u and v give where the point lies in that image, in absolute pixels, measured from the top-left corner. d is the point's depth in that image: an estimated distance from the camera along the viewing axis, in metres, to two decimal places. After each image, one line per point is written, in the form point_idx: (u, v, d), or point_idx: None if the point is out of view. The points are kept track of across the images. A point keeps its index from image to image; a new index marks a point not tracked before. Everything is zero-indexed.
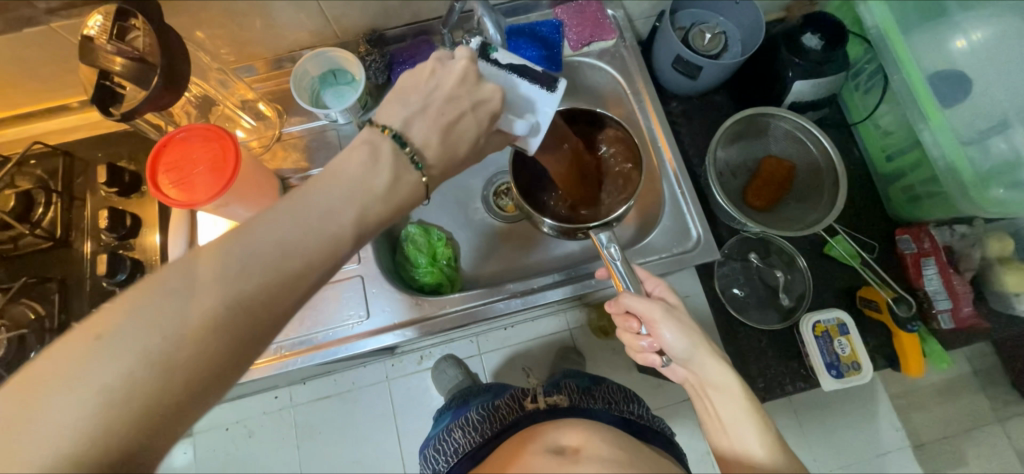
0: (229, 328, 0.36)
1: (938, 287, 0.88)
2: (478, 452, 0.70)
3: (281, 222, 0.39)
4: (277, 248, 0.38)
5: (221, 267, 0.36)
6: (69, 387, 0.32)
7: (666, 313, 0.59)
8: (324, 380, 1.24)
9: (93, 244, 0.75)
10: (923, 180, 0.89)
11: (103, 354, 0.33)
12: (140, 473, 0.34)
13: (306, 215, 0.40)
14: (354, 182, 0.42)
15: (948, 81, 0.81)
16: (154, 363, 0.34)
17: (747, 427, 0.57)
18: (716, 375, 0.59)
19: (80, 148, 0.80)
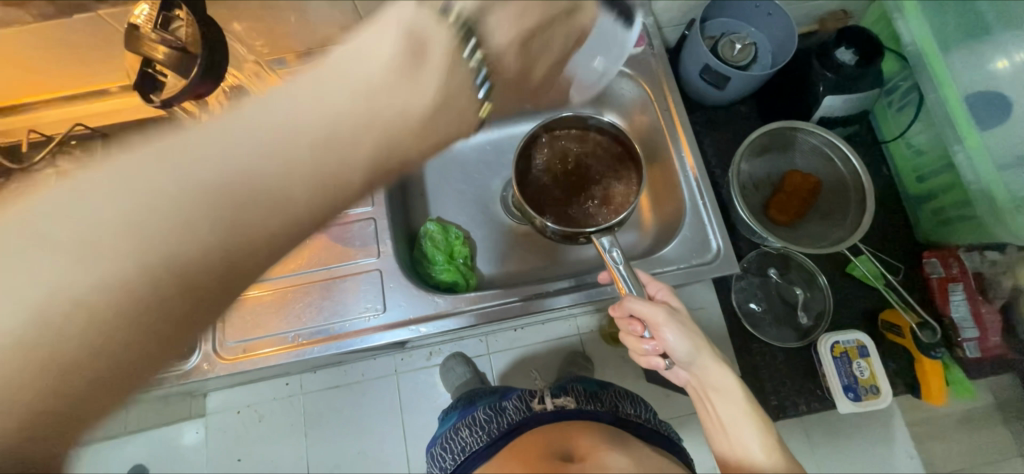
0: (243, 247, 0.27)
1: (965, 314, 0.83)
2: (486, 452, 0.69)
3: (310, 118, 0.27)
4: (305, 157, 0.27)
5: (205, 167, 0.25)
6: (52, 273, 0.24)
7: (672, 317, 0.59)
8: (334, 369, 1.25)
9: None
10: (955, 202, 0.87)
11: (92, 237, 0.24)
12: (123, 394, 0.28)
13: (318, 106, 0.27)
14: (397, 92, 0.29)
15: (987, 102, 0.79)
16: (155, 271, 0.25)
17: (748, 430, 0.59)
18: (719, 379, 0.60)
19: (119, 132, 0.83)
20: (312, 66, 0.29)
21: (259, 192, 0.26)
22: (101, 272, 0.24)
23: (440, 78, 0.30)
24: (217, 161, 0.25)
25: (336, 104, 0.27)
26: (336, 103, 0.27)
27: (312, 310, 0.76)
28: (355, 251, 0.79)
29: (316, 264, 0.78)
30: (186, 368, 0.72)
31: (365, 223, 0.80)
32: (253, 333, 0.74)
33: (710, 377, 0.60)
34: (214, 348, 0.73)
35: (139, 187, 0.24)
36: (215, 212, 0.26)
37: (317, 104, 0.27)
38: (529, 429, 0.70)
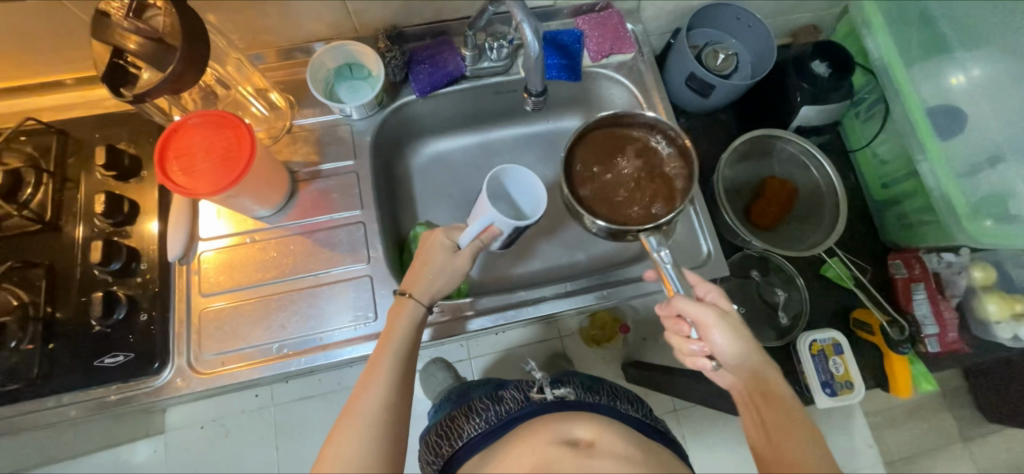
0: (398, 416, 0.56)
1: (927, 312, 0.91)
2: (484, 438, 0.69)
3: (389, 359, 0.59)
4: (399, 374, 0.58)
5: (362, 407, 0.54)
6: None
7: (721, 321, 0.57)
8: (307, 379, 1.20)
9: (86, 229, 0.71)
10: (918, 207, 0.92)
11: (345, 442, 0.52)
12: None
13: (395, 351, 0.60)
14: (412, 328, 0.62)
15: (947, 116, 0.86)
16: (376, 449, 0.52)
17: (792, 441, 0.53)
18: (768, 383, 0.57)
19: (74, 127, 0.75)
20: (378, 344, 0.61)
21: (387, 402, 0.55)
22: (356, 459, 0.51)
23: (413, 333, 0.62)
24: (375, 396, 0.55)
25: (403, 349, 0.60)
26: (402, 348, 0.60)
27: (300, 315, 0.72)
28: (343, 256, 0.75)
29: (303, 269, 0.74)
30: (158, 384, 0.67)
31: (354, 227, 0.77)
32: (233, 344, 0.70)
33: (760, 379, 0.57)
34: (189, 361, 0.69)
35: (354, 427, 0.53)
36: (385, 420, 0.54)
37: (394, 352, 0.59)
38: (529, 417, 0.68)
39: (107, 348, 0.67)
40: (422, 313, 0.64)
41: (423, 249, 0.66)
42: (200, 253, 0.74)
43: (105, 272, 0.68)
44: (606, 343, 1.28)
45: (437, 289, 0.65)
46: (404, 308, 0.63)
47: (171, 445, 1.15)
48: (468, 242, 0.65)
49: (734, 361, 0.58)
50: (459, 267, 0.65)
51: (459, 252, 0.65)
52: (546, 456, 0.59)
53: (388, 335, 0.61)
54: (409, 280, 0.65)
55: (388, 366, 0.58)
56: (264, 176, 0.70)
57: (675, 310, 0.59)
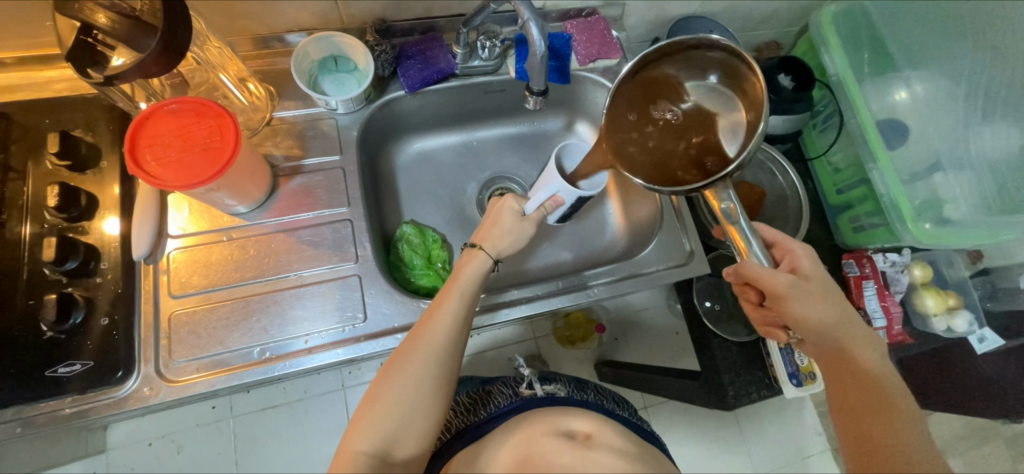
0: (455, 349, 0.62)
1: (876, 307, 0.97)
2: (472, 430, 0.66)
3: (456, 300, 0.64)
4: (462, 315, 0.64)
5: (425, 336, 0.61)
6: (392, 403, 0.57)
7: (798, 293, 0.57)
8: (270, 388, 1.13)
9: (34, 226, 0.64)
10: (868, 211, 1.00)
11: (406, 360, 0.60)
12: (417, 430, 0.58)
13: (459, 293, 0.65)
14: (477, 276, 0.67)
15: (893, 128, 0.95)
16: (431, 372, 0.60)
17: (891, 425, 0.51)
18: (864, 359, 0.56)
19: (18, 111, 0.67)
20: (448, 284, 0.67)
21: (439, 343, 0.61)
22: (413, 376, 0.59)
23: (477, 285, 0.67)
24: (435, 340, 0.61)
25: (466, 294, 0.66)
26: (466, 294, 0.66)
27: (284, 316, 0.68)
28: (329, 255, 0.72)
29: (285, 268, 0.70)
30: (121, 395, 0.62)
31: (340, 225, 0.74)
32: (207, 349, 0.65)
33: (855, 357, 0.56)
34: (157, 369, 0.63)
35: (413, 362, 0.60)
36: (438, 362, 0.60)
37: (458, 294, 0.65)
38: (518, 411, 0.67)
39: (61, 356, 0.60)
40: (487, 266, 0.69)
41: (492, 210, 0.73)
42: (168, 252, 0.68)
43: (58, 272, 0.62)
44: (580, 343, 1.30)
45: (503, 248, 0.71)
46: (473, 259, 0.68)
47: (113, 465, 1.04)
48: (533, 208, 0.72)
49: (820, 336, 0.57)
50: (526, 230, 0.73)
51: (525, 218, 0.72)
52: (543, 448, 0.58)
53: (453, 283, 0.66)
54: (479, 234, 0.72)
55: (450, 315, 0.63)
56: (248, 170, 0.66)
57: (742, 275, 0.59)
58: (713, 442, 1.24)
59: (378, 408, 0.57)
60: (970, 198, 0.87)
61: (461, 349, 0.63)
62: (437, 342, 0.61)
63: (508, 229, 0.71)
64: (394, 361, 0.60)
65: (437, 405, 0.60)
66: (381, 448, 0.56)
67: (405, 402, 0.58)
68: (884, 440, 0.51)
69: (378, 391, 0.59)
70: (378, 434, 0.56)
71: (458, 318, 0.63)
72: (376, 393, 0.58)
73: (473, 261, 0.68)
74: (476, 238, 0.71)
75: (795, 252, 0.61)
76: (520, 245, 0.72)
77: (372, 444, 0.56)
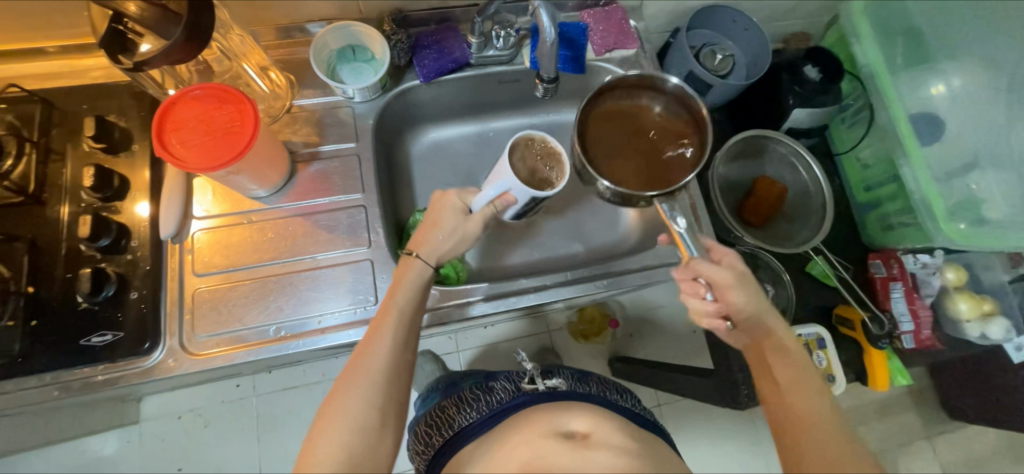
0: (401, 365, 0.59)
1: (903, 310, 0.95)
2: (472, 429, 0.68)
3: (397, 312, 0.61)
4: (405, 326, 0.61)
5: (371, 350, 0.58)
6: (339, 431, 0.53)
7: (739, 281, 0.57)
8: (292, 370, 1.18)
9: (72, 206, 0.68)
10: (898, 210, 0.97)
11: (352, 380, 0.56)
12: (375, 454, 0.54)
13: (404, 302, 0.62)
14: (416, 284, 0.64)
15: (926, 122, 0.91)
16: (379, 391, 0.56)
17: (802, 393, 0.56)
18: (787, 342, 0.59)
19: (60, 97, 0.72)
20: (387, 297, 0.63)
21: (378, 367, 0.57)
22: (360, 395, 0.55)
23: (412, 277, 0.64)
24: (377, 357, 0.57)
25: (411, 304, 0.62)
26: (410, 304, 0.62)
27: (298, 298, 0.71)
28: (343, 240, 0.74)
29: (300, 250, 0.73)
30: (148, 365, 0.65)
31: (355, 211, 0.76)
32: (227, 325, 0.68)
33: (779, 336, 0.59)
34: (181, 342, 0.67)
35: (349, 394, 0.55)
36: (376, 388, 0.56)
37: (405, 302, 0.62)
38: (518, 409, 0.67)
39: (94, 327, 0.64)
40: (427, 279, 0.65)
41: (435, 205, 0.68)
42: (193, 233, 0.72)
43: (93, 248, 0.66)
44: (594, 337, 1.29)
45: (444, 252, 0.66)
46: (409, 276, 0.64)
47: (146, 436, 1.11)
48: (480, 205, 0.67)
49: (754, 323, 0.59)
50: (470, 229, 0.67)
51: (470, 215, 0.68)
52: (540, 449, 0.58)
53: (390, 298, 0.63)
54: (417, 240, 0.67)
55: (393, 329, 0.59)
56: (267, 155, 0.69)
57: (695, 270, 0.58)
58: (728, 443, 1.22)
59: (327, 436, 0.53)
60: (1011, 199, 0.83)
61: (408, 367, 0.60)
62: (375, 366, 0.57)
63: (441, 221, 0.67)
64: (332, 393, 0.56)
65: (392, 425, 0.56)
66: None
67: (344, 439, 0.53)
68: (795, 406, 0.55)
69: (323, 420, 0.54)
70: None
71: (395, 335, 0.59)
72: (321, 423, 0.54)
73: (409, 274, 0.64)
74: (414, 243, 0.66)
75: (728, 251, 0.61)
76: (463, 245, 0.67)
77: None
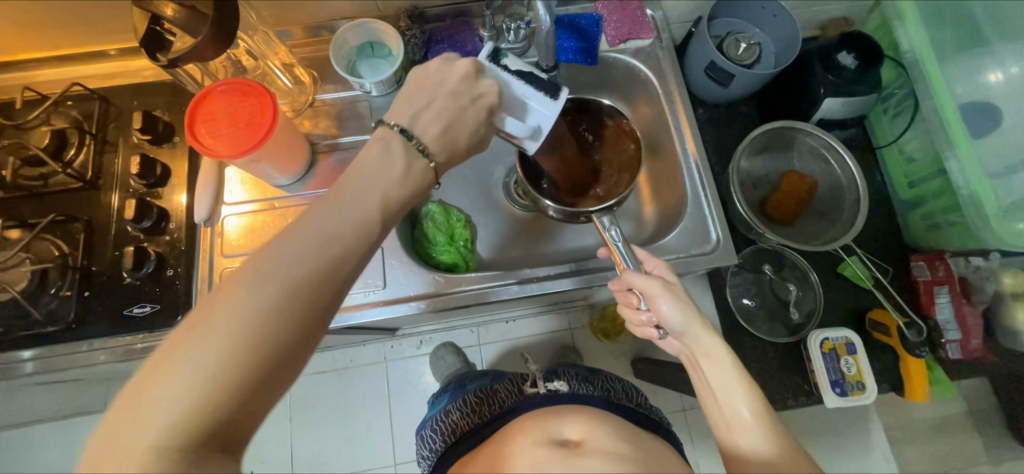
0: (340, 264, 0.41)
1: (949, 317, 0.89)
2: (475, 432, 0.71)
3: (353, 193, 0.44)
4: (360, 214, 0.43)
5: (305, 230, 0.41)
6: (224, 323, 0.36)
7: (671, 291, 0.57)
8: (323, 355, 1.25)
9: (121, 191, 0.76)
10: (944, 208, 0.90)
11: (265, 262, 0.39)
12: (270, 366, 0.38)
13: (367, 185, 0.45)
14: (390, 170, 0.47)
15: (979, 112, 0.83)
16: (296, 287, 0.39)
17: (736, 397, 0.54)
18: (712, 348, 0.56)
19: (116, 95, 0.80)
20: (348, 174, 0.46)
21: (309, 275, 0.39)
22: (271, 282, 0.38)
23: (404, 152, 0.49)
24: (308, 239, 0.40)
25: (376, 190, 0.45)
26: (375, 190, 0.45)
27: None
28: None
29: None
30: None
31: None
32: None
33: (704, 343, 0.56)
34: None
35: (252, 282, 0.38)
36: (299, 303, 0.39)
37: (370, 190, 0.45)
38: (519, 412, 0.70)
39: (136, 299, 0.71)
40: (406, 168, 0.48)
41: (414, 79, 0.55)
42: (223, 218, 0.77)
43: (137, 229, 0.73)
44: (615, 336, 1.27)
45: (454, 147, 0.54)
46: (384, 154, 0.48)
47: None
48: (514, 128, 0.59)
49: (682, 332, 0.57)
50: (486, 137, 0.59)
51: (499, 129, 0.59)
52: (531, 458, 0.57)
53: (351, 177, 0.45)
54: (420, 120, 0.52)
55: (342, 213, 0.42)
56: (287, 146, 0.73)
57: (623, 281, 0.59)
58: None
59: (210, 325, 0.36)
60: None
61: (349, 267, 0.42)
62: (307, 273, 0.39)
63: (466, 118, 0.55)
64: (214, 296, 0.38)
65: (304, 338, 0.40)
66: (201, 379, 0.35)
67: (234, 359, 0.36)
68: (727, 410, 0.54)
69: (210, 304, 0.37)
70: (170, 405, 0.34)
71: (344, 231, 0.42)
72: (206, 307, 0.37)
73: (381, 152, 0.48)
74: (410, 121, 0.52)
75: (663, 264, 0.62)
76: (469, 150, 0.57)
77: (187, 368, 0.35)
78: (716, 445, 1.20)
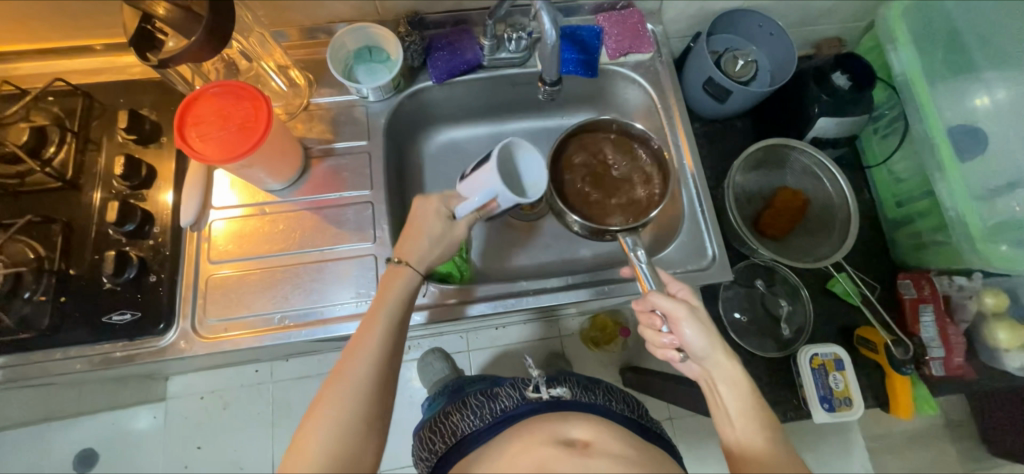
0: (385, 370, 0.56)
1: (933, 335, 0.91)
2: (474, 438, 0.69)
3: (381, 327, 0.58)
4: (388, 339, 0.58)
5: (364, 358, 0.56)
6: (322, 433, 0.51)
7: (694, 316, 0.56)
8: (307, 359, 1.22)
9: (103, 193, 0.73)
10: (931, 228, 0.92)
11: (341, 384, 0.54)
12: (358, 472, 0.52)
13: (397, 300, 0.61)
14: (403, 294, 0.62)
15: (966, 137, 0.84)
16: (362, 397, 0.54)
17: (757, 424, 0.54)
18: (737, 373, 0.56)
19: (101, 91, 0.77)
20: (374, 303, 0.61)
21: (384, 375, 0.56)
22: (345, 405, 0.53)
23: (415, 277, 0.63)
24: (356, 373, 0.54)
25: (403, 302, 0.62)
26: (402, 304, 0.61)
27: (304, 288, 0.73)
28: (350, 234, 0.76)
29: (309, 243, 0.75)
30: (162, 345, 0.69)
31: (363, 207, 0.78)
32: (237, 312, 0.71)
33: (729, 367, 0.56)
34: (193, 325, 0.70)
35: (337, 391, 0.53)
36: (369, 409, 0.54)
37: (397, 302, 0.61)
38: (522, 417, 0.67)
39: (115, 305, 0.68)
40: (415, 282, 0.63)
41: (416, 214, 0.65)
42: (211, 222, 0.75)
43: (120, 232, 0.70)
44: (604, 345, 1.27)
45: (432, 259, 0.65)
46: (398, 277, 0.62)
47: (169, 414, 1.17)
48: (465, 212, 0.64)
49: (704, 354, 0.57)
50: (456, 236, 0.66)
51: (456, 221, 0.65)
52: (540, 455, 0.58)
53: (377, 306, 0.60)
54: (401, 247, 0.65)
55: (374, 335, 0.57)
56: (280, 150, 0.71)
57: (648, 303, 0.58)
58: None
59: (310, 447, 0.50)
60: None
61: (394, 368, 0.58)
62: (376, 379, 0.55)
63: (438, 233, 0.65)
64: (312, 422, 0.52)
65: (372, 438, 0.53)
66: None
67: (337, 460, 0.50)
68: (743, 434, 0.54)
69: (306, 426, 0.52)
70: None
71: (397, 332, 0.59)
72: (305, 427, 0.52)
73: (395, 280, 0.62)
74: (416, 260, 0.64)
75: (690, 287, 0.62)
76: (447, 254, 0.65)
77: None
78: (702, 455, 1.21)
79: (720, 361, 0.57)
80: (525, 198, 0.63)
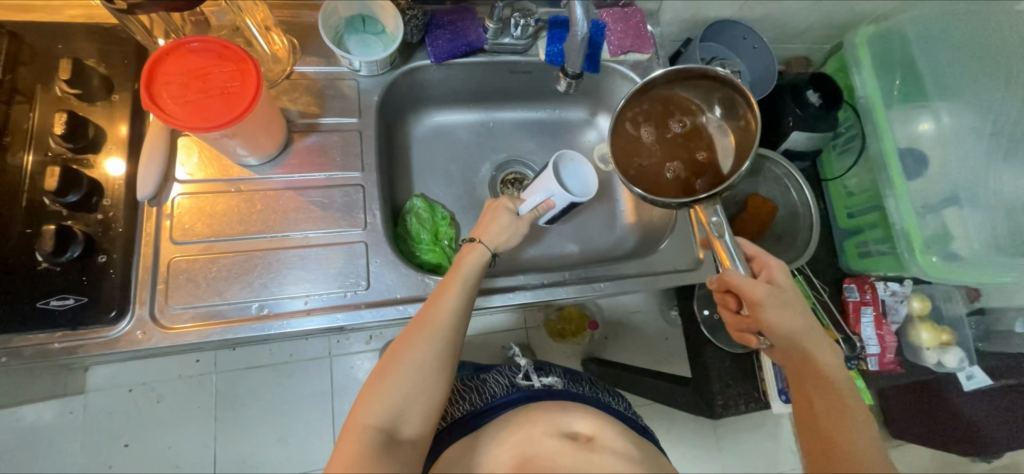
0: (458, 335, 0.60)
1: (871, 335, 1.01)
2: (467, 421, 0.66)
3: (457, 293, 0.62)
4: (465, 306, 0.62)
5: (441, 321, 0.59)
6: (397, 379, 0.55)
7: (773, 300, 0.61)
8: (257, 349, 1.12)
9: (36, 155, 0.62)
10: (877, 238, 1.02)
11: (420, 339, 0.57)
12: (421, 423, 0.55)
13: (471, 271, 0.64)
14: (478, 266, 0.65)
15: (913, 157, 0.94)
16: (438, 356, 0.57)
17: (845, 423, 0.56)
18: (825, 368, 0.60)
19: (29, 31, 0.65)
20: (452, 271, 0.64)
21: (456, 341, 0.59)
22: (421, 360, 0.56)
23: (483, 256, 0.66)
24: (438, 323, 0.59)
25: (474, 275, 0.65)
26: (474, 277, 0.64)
27: (284, 275, 0.67)
28: (337, 218, 0.70)
29: (290, 225, 0.69)
30: (113, 335, 0.60)
31: (352, 190, 0.72)
32: (205, 298, 0.64)
33: (817, 360, 0.60)
34: (152, 313, 0.62)
35: (419, 343, 0.57)
36: (441, 368, 0.57)
37: (468, 278, 0.63)
38: (513, 404, 0.67)
39: (54, 289, 0.59)
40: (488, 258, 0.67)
41: (490, 209, 0.71)
42: (173, 197, 0.66)
43: (59, 203, 0.60)
44: (570, 338, 1.29)
45: (501, 243, 0.69)
46: (473, 252, 0.66)
47: (90, 409, 1.03)
48: (528, 209, 0.73)
49: (788, 341, 0.62)
50: (521, 229, 0.72)
51: (519, 217, 0.72)
52: (541, 448, 0.58)
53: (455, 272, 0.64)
54: (478, 230, 0.69)
55: (452, 300, 0.60)
56: (265, 123, 0.65)
57: (726, 282, 0.64)
58: (696, 450, 1.22)
59: (388, 391, 0.54)
60: (981, 236, 0.87)
61: (464, 335, 0.61)
62: (450, 343, 0.59)
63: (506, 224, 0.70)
64: (387, 369, 0.56)
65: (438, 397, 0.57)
66: (390, 422, 0.53)
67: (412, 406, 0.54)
68: (825, 426, 0.57)
69: (384, 369, 0.56)
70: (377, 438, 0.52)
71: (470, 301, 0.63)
72: (382, 370, 0.56)
73: (472, 253, 0.65)
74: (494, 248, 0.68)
75: (770, 266, 0.66)
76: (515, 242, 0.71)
77: (378, 418, 0.53)
78: None
79: (807, 354, 0.61)
80: (580, 195, 0.73)
